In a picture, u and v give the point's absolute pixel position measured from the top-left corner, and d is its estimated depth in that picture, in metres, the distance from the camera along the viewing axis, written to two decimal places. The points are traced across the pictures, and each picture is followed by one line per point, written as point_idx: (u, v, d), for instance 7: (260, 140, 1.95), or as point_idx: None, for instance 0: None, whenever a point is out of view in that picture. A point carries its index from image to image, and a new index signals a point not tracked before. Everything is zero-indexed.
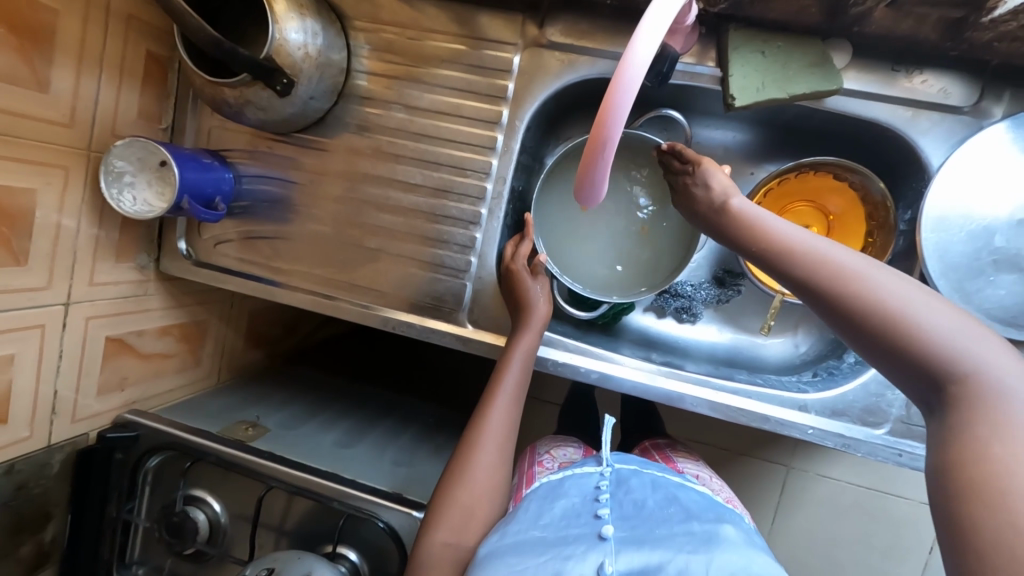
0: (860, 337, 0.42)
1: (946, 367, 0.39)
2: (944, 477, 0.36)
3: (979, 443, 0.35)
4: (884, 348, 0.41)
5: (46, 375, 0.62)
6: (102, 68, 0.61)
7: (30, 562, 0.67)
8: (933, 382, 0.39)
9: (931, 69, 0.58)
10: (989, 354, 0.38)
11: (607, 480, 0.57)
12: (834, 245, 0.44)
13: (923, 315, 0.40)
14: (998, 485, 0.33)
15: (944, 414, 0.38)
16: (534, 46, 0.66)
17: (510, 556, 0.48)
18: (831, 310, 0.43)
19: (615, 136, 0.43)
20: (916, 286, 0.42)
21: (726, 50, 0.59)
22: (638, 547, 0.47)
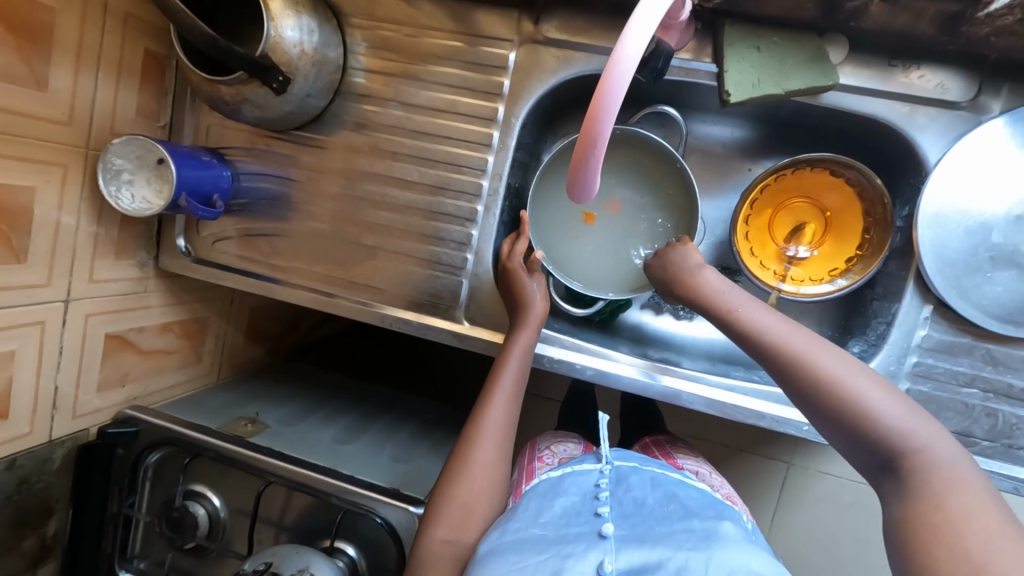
0: (816, 413, 0.47)
1: (890, 442, 0.43)
2: (897, 537, 0.40)
3: (922, 507, 0.39)
4: (836, 424, 0.45)
5: (48, 371, 0.63)
6: (100, 66, 0.61)
7: (32, 556, 0.67)
8: (878, 456, 0.43)
9: (928, 64, 0.58)
10: (926, 431, 0.43)
11: (606, 477, 0.58)
12: (793, 327, 0.49)
13: (870, 395, 0.44)
14: (952, 532, 0.37)
15: (898, 480, 0.42)
16: (530, 43, 0.66)
17: (510, 554, 0.48)
18: (791, 387, 0.48)
19: (605, 132, 0.43)
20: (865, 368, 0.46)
21: (721, 46, 0.59)
22: (638, 545, 0.47)
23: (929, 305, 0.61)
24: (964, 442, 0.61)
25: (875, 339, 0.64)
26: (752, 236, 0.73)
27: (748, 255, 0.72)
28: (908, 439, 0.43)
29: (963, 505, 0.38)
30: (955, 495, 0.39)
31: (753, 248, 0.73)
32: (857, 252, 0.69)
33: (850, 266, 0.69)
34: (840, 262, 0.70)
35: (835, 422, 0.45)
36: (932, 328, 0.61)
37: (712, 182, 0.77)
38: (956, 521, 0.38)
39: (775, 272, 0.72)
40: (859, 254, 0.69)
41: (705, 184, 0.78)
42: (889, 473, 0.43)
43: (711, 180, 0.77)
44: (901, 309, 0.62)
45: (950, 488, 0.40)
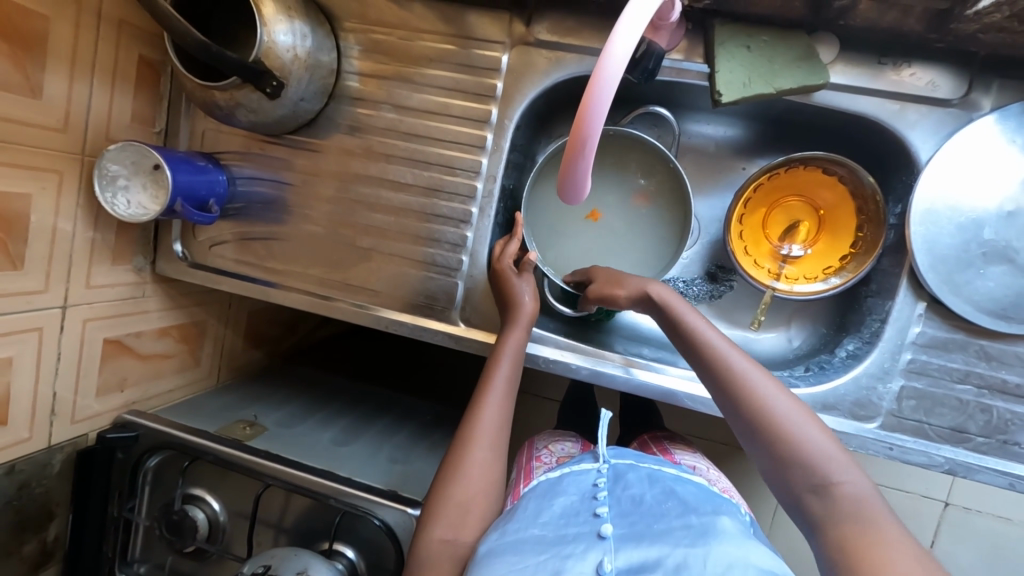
0: (755, 436, 0.49)
1: (818, 471, 0.46)
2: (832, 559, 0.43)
3: (854, 535, 0.43)
4: (771, 449, 0.48)
5: (46, 377, 0.63)
6: (94, 73, 0.62)
7: (33, 561, 0.68)
8: (805, 481, 0.46)
9: (919, 61, 0.58)
10: (848, 465, 0.46)
11: (604, 476, 0.58)
12: (741, 355, 0.51)
13: (804, 427, 0.48)
14: (886, 558, 0.40)
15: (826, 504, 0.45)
16: (521, 44, 0.66)
17: (509, 555, 0.48)
18: (735, 410, 0.51)
19: (594, 135, 0.43)
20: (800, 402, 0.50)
21: (712, 46, 0.59)
22: (637, 543, 0.48)
23: (922, 302, 0.61)
24: (960, 438, 0.61)
25: (869, 336, 0.65)
26: (746, 235, 0.73)
27: (742, 254, 0.72)
28: (833, 470, 0.46)
29: (888, 539, 0.42)
30: (875, 524, 0.43)
31: (747, 247, 0.73)
32: (851, 250, 0.69)
33: (844, 264, 0.69)
34: (834, 260, 0.70)
35: (771, 447, 0.48)
36: (926, 324, 0.61)
37: (707, 181, 0.78)
38: (881, 552, 0.41)
39: (769, 271, 0.72)
40: (853, 252, 0.69)
41: (699, 183, 0.78)
42: (813, 498, 0.46)
43: (706, 179, 0.78)
44: (895, 306, 0.62)
45: (873, 520, 0.43)
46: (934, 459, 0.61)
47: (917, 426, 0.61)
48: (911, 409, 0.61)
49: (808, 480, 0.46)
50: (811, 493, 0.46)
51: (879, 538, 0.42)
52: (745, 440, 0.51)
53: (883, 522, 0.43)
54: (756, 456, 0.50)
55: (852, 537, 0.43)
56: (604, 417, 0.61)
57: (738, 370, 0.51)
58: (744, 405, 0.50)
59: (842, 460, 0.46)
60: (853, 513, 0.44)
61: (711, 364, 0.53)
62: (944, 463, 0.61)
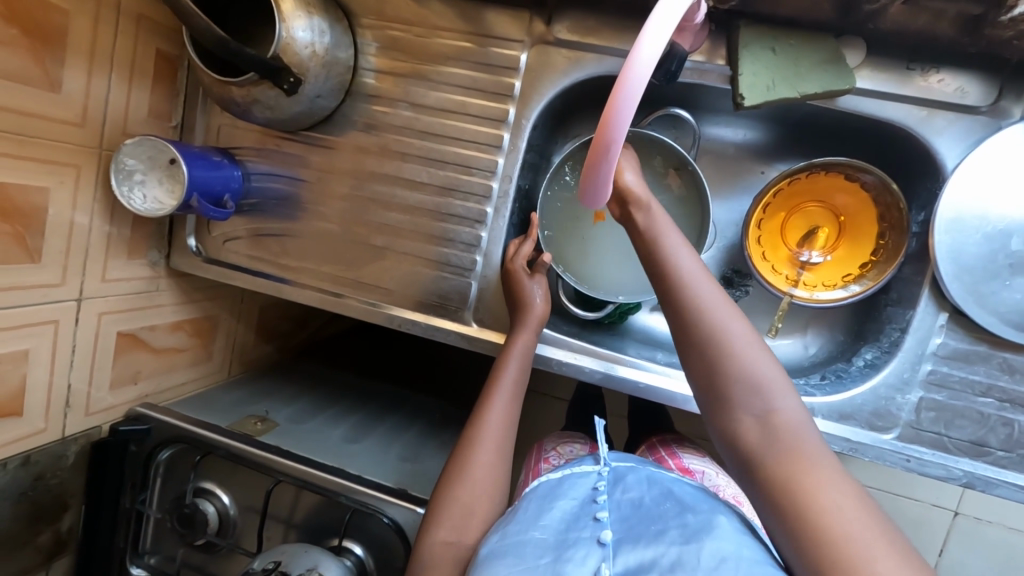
0: (706, 358, 0.46)
1: (762, 401, 0.45)
2: (769, 491, 0.43)
3: (790, 469, 0.42)
4: (721, 373, 0.45)
5: (62, 369, 0.64)
6: (112, 66, 0.62)
7: (46, 550, 0.68)
8: (749, 408, 0.44)
9: (947, 67, 0.57)
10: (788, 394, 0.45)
11: (604, 479, 0.54)
12: (704, 277, 0.47)
13: (757, 356, 0.46)
14: (822, 501, 0.40)
15: (767, 434, 0.44)
16: (541, 43, 0.65)
17: (507, 563, 0.45)
18: (687, 332, 0.47)
19: (618, 140, 0.43)
20: (751, 327, 0.47)
21: (736, 48, 0.58)
22: (634, 545, 0.45)
23: (944, 312, 0.60)
24: (979, 451, 0.60)
25: (888, 345, 0.64)
26: (764, 240, 0.72)
27: (760, 259, 0.71)
28: (777, 400, 0.44)
29: (826, 475, 0.42)
30: (811, 458, 0.42)
31: (765, 252, 0.72)
32: (872, 257, 0.68)
33: (864, 272, 0.68)
34: (855, 267, 0.69)
35: (719, 377, 0.45)
36: (948, 336, 0.60)
37: (725, 184, 0.77)
38: (819, 492, 0.41)
39: (787, 277, 0.71)
40: (874, 260, 0.68)
41: (717, 186, 0.77)
42: (755, 428, 0.44)
43: (724, 182, 0.77)
44: (916, 315, 0.61)
45: (811, 453, 0.43)
46: (952, 471, 0.60)
47: (936, 438, 0.60)
48: (930, 421, 0.60)
49: (752, 409, 0.44)
50: (755, 423, 0.44)
51: (818, 474, 0.42)
52: (690, 365, 0.47)
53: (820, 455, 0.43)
54: (700, 383, 0.47)
55: (793, 473, 0.42)
56: (602, 424, 0.56)
57: (700, 292, 0.47)
58: (698, 332, 0.46)
59: (787, 393, 0.45)
60: (792, 446, 0.43)
61: (674, 282, 0.48)
62: (962, 476, 0.60)
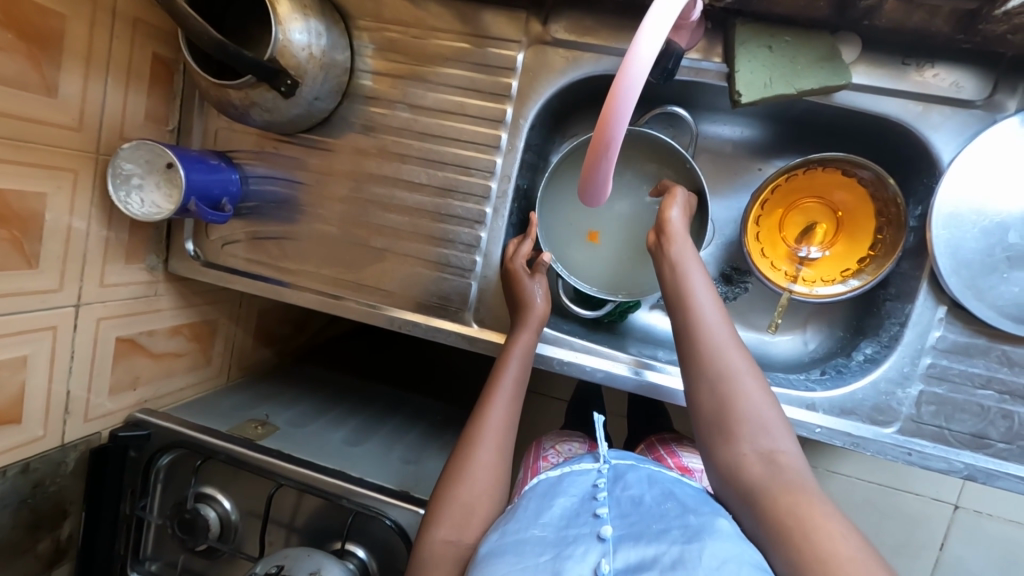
0: (716, 391, 0.49)
1: (765, 437, 0.47)
2: (770, 523, 0.44)
3: (791, 501, 0.43)
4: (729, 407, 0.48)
5: (61, 375, 0.63)
6: (108, 71, 0.61)
7: (46, 558, 0.68)
8: (753, 444, 0.47)
9: (943, 62, 0.57)
10: (787, 435, 0.48)
11: (604, 477, 0.54)
12: (723, 312, 0.51)
13: (762, 395, 0.48)
14: (821, 526, 0.41)
15: (769, 468, 0.46)
16: (538, 43, 0.65)
17: (507, 558, 0.45)
18: (700, 366, 0.50)
19: (618, 136, 0.43)
20: (756, 368, 0.50)
21: (732, 46, 0.58)
22: (635, 542, 0.45)
23: (943, 306, 0.60)
24: (980, 443, 0.60)
25: (888, 340, 0.64)
26: (763, 237, 0.73)
27: (759, 256, 0.72)
28: (779, 437, 0.47)
29: (824, 506, 0.43)
30: (811, 494, 0.44)
31: (764, 249, 0.72)
32: (870, 252, 0.68)
33: (863, 266, 0.68)
34: (853, 263, 0.70)
35: (726, 410, 0.48)
36: (947, 329, 0.60)
37: (723, 181, 0.77)
38: (819, 520, 0.42)
39: (785, 273, 0.72)
40: (872, 255, 0.68)
41: (716, 184, 0.77)
42: (758, 461, 0.46)
43: (722, 179, 0.77)
44: (915, 310, 0.61)
45: (811, 488, 0.44)
46: (953, 464, 0.60)
47: (937, 432, 0.61)
48: (931, 414, 0.60)
49: (755, 445, 0.47)
50: (757, 457, 0.46)
51: (818, 506, 0.43)
52: (698, 400, 0.50)
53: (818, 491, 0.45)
54: (706, 417, 0.49)
55: (794, 502, 0.43)
56: (598, 421, 0.57)
57: (716, 330, 0.51)
58: (711, 368, 0.50)
59: (787, 434, 0.47)
60: (792, 480, 0.45)
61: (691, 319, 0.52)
62: (964, 468, 0.60)
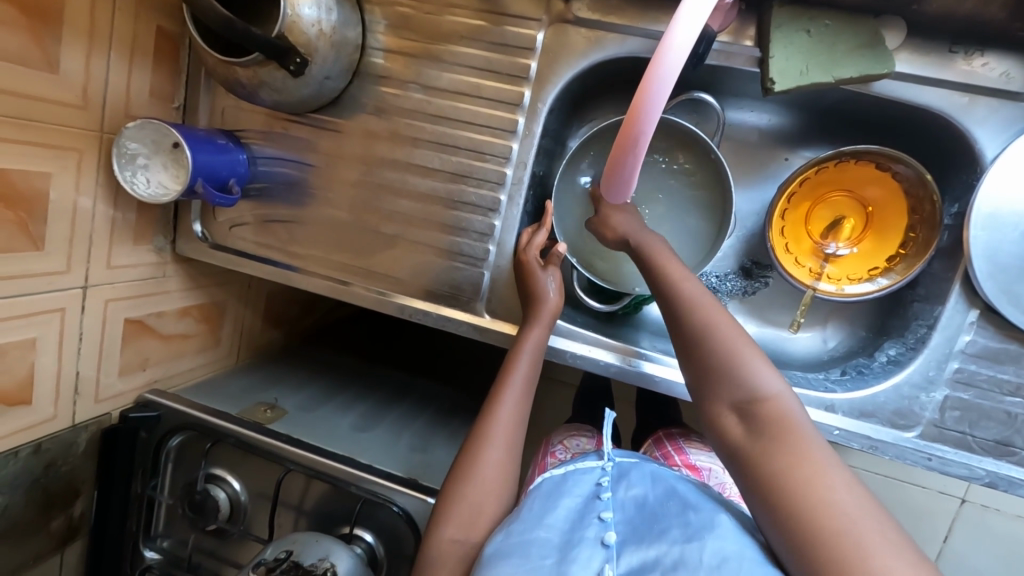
0: (695, 363, 0.48)
1: (745, 392, 0.45)
2: (762, 493, 0.42)
3: (777, 465, 0.41)
4: (709, 375, 0.47)
5: (70, 357, 0.63)
6: (112, 45, 0.59)
7: (60, 536, 0.69)
8: (736, 408, 0.45)
9: (992, 50, 0.54)
10: (782, 391, 0.45)
11: (607, 475, 0.53)
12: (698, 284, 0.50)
13: (744, 356, 0.46)
14: (810, 493, 0.39)
15: (755, 430, 0.44)
16: (559, 22, 0.62)
17: (513, 560, 0.44)
18: (680, 340, 0.49)
19: (647, 131, 0.42)
20: (740, 327, 0.48)
21: (767, 30, 0.55)
22: (638, 545, 0.44)
23: (975, 310, 0.58)
24: (1003, 451, 0.58)
25: (913, 342, 0.62)
26: (788, 231, 0.70)
27: (783, 251, 0.69)
28: (761, 390, 0.45)
29: (814, 464, 0.41)
30: (802, 454, 0.41)
31: (788, 244, 0.70)
32: (900, 250, 0.66)
33: (892, 265, 0.66)
34: (881, 260, 0.67)
35: (707, 378, 0.47)
36: (978, 334, 0.58)
37: (748, 171, 0.74)
38: (809, 486, 0.40)
39: (810, 270, 0.69)
40: (903, 253, 0.65)
41: (740, 174, 0.74)
42: (736, 418, 0.45)
43: (747, 169, 0.74)
44: (945, 313, 0.59)
45: (801, 445, 0.42)
46: (973, 471, 0.59)
47: (959, 438, 0.59)
48: (954, 420, 0.59)
49: (739, 408, 0.45)
50: (739, 422, 0.44)
51: (808, 466, 0.41)
52: (682, 365, 0.49)
53: (805, 439, 0.42)
54: (690, 381, 0.49)
55: (780, 466, 0.41)
56: (609, 417, 0.55)
57: (689, 301, 0.50)
58: (688, 338, 0.48)
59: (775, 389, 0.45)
60: (779, 440, 0.42)
61: (667, 296, 0.51)
62: (985, 476, 0.59)
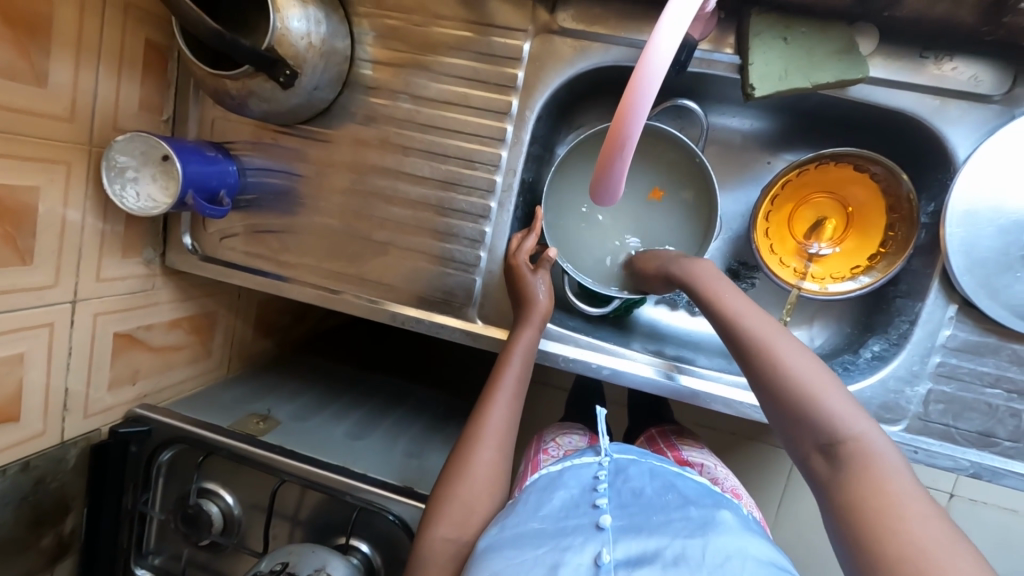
0: (767, 396, 0.47)
1: (821, 424, 0.44)
2: (842, 525, 0.40)
3: (861, 495, 0.40)
4: (781, 407, 0.46)
5: (58, 371, 0.62)
6: (100, 59, 0.59)
7: (50, 553, 0.68)
8: (814, 440, 0.44)
9: (961, 55, 0.56)
10: (863, 420, 0.44)
11: (605, 470, 0.53)
12: (762, 312, 0.50)
13: (817, 385, 0.45)
14: (891, 519, 0.38)
15: (836, 462, 0.43)
16: (544, 32, 0.63)
17: (508, 548, 0.44)
18: (750, 372, 0.49)
19: (633, 135, 0.42)
20: (812, 356, 0.47)
21: (746, 37, 0.57)
22: (636, 534, 0.44)
23: (954, 304, 0.60)
24: (986, 442, 0.60)
25: (897, 337, 0.63)
26: (772, 232, 0.72)
27: (768, 252, 0.71)
28: (839, 421, 0.44)
29: (898, 490, 0.39)
30: (888, 483, 0.40)
31: (773, 245, 0.72)
32: (880, 249, 0.68)
33: (873, 263, 0.68)
34: (863, 259, 0.69)
35: (783, 410, 0.46)
36: (957, 328, 0.59)
37: (731, 175, 0.76)
38: (893, 514, 0.38)
39: (795, 269, 0.71)
40: (883, 251, 0.67)
41: (724, 177, 0.76)
42: (821, 457, 0.44)
43: (731, 173, 0.76)
44: (925, 308, 0.60)
45: (884, 476, 0.40)
46: (958, 462, 0.60)
47: (943, 430, 0.60)
48: (938, 413, 0.60)
49: (818, 442, 0.44)
50: (820, 456, 0.44)
51: (892, 495, 0.39)
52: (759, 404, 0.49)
53: (892, 476, 0.40)
54: (773, 420, 0.48)
55: (864, 495, 0.40)
56: (604, 414, 0.55)
57: (753, 332, 0.50)
58: (756, 370, 0.48)
59: (852, 417, 0.44)
60: (861, 470, 0.41)
61: (729, 328, 0.51)
62: (970, 466, 0.60)
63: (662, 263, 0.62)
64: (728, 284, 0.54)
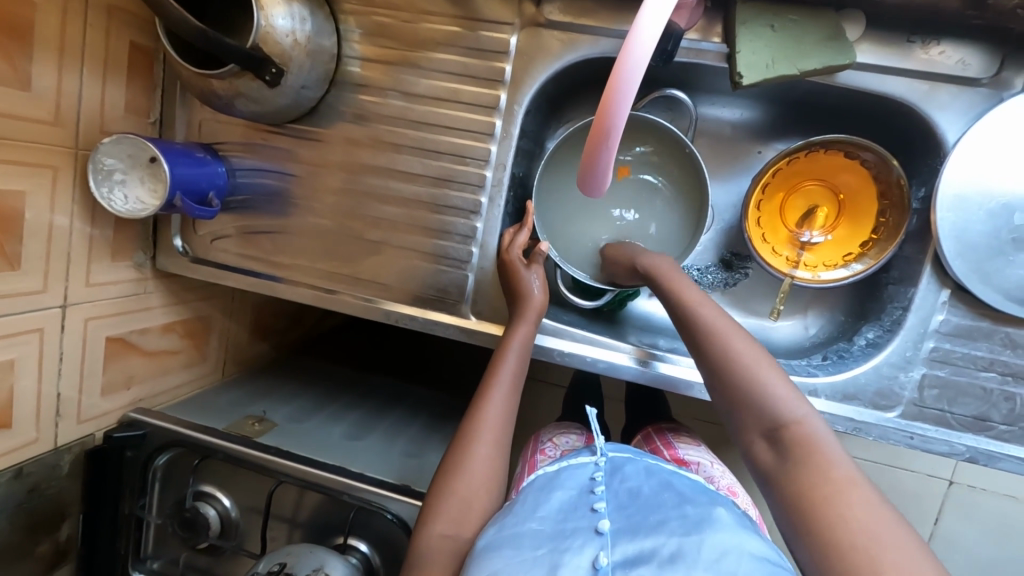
0: (717, 384, 0.48)
1: (767, 410, 0.45)
2: (786, 510, 0.40)
3: (804, 479, 0.40)
4: (730, 395, 0.47)
5: (50, 377, 0.62)
6: (84, 61, 0.59)
7: (47, 560, 0.68)
8: (760, 427, 0.45)
9: (950, 39, 0.56)
10: (808, 409, 0.44)
11: (601, 470, 0.53)
12: (716, 304, 0.50)
13: (765, 374, 0.46)
14: (834, 502, 0.38)
15: (780, 448, 0.43)
16: (532, 25, 0.63)
17: (507, 551, 0.44)
18: (702, 362, 0.50)
19: (619, 124, 0.42)
20: (761, 348, 0.48)
21: (734, 26, 0.57)
22: (632, 536, 0.43)
23: (947, 289, 0.60)
24: (981, 426, 0.60)
25: (890, 324, 0.63)
26: (764, 221, 0.72)
27: (760, 241, 0.71)
28: (784, 408, 0.44)
29: (840, 474, 0.39)
30: (829, 467, 0.40)
31: (765, 234, 0.72)
32: (873, 236, 0.68)
33: (866, 250, 0.68)
34: (856, 246, 0.69)
35: (731, 398, 0.47)
36: (951, 312, 0.60)
37: (723, 165, 0.76)
38: (835, 497, 0.38)
39: (787, 258, 0.71)
40: (875, 238, 0.67)
41: (715, 168, 0.76)
42: (766, 443, 0.44)
43: (723, 163, 0.76)
44: (918, 294, 0.60)
45: (827, 461, 0.41)
46: (954, 447, 0.60)
47: (939, 415, 0.60)
48: (933, 398, 0.60)
49: (763, 428, 0.44)
50: (764, 443, 0.44)
51: (834, 479, 0.39)
52: (710, 396, 0.49)
53: (835, 460, 0.40)
54: (722, 410, 0.49)
55: (807, 480, 0.40)
56: (593, 412, 0.54)
57: (707, 323, 0.50)
58: (708, 360, 0.49)
59: (797, 406, 0.44)
60: (804, 456, 0.41)
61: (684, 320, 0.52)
62: (966, 451, 0.60)
63: (629, 256, 0.62)
64: (685, 280, 0.55)
